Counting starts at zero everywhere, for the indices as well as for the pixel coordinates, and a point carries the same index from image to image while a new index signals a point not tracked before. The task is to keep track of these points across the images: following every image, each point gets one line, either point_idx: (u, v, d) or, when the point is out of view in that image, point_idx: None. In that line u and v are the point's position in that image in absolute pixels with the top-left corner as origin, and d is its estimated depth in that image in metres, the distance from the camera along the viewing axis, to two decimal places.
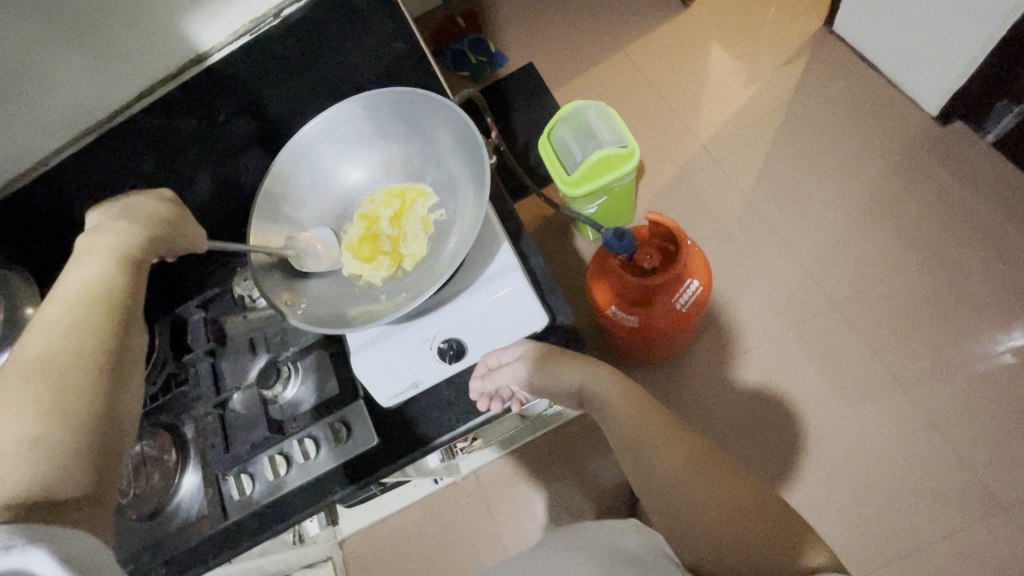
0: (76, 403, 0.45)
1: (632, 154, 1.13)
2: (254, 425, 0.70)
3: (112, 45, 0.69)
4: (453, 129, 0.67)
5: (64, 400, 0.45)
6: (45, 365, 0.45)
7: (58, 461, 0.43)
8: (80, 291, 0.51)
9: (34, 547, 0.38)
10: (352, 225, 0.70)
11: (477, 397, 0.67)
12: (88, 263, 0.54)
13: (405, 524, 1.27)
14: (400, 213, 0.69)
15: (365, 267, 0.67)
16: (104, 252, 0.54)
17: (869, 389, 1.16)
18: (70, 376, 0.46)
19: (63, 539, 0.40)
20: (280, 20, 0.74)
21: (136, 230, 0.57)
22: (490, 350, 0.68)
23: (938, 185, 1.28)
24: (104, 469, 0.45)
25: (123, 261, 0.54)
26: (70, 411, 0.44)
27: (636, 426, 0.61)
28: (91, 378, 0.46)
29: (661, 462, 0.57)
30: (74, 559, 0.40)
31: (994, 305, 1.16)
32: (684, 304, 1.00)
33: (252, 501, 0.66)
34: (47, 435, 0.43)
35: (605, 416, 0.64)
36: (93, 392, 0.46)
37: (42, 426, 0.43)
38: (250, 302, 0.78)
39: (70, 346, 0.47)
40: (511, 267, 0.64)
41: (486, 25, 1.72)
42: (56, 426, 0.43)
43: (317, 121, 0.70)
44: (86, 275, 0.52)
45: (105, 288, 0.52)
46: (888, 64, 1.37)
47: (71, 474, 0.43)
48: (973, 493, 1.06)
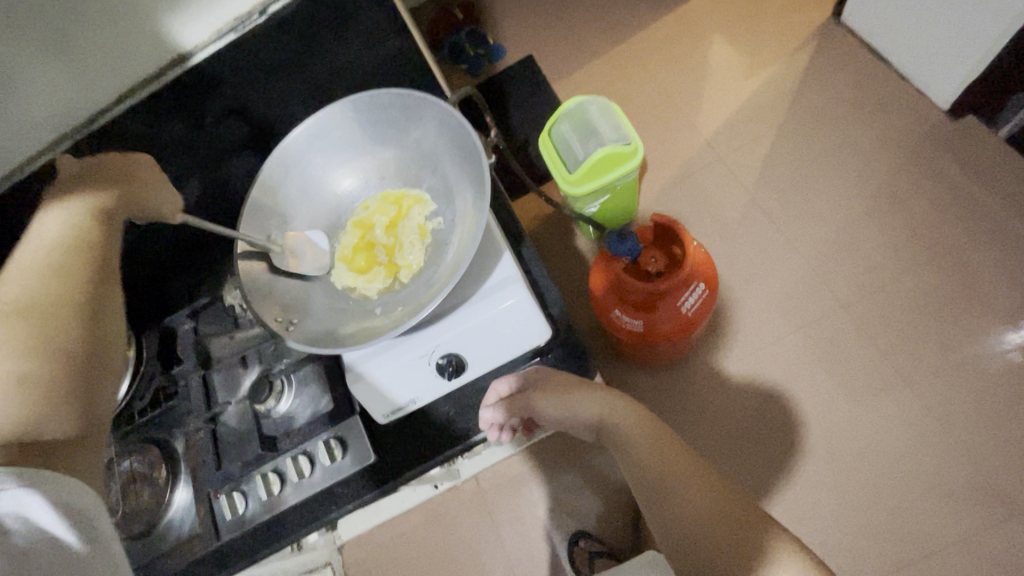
0: (57, 347, 0.47)
1: (635, 151, 1.09)
2: (247, 441, 0.68)
3: (88, 44, 0.65)
4: (451, 133, 0.64)
5: (44, 345, 0.47)
6: (25, 309, 0.47)
7: (40, 403, 0.45)
8: (56, 240, 0.52)
9: (26, 493, 0.41)
10: (347, 233, 0.68)
11: (487, 428, 0.65)
12: (62, 213, 0.54)
13: (405, 529, 1.26)
14: (396, 222, 0.67)
15: (362, 280, 0.65)
16: (75, 204, 0.55)
17: (877, 390, 1.14)
18: (46, 322, 0.48)
19: (54, 486, 0.42)
20: (266, 17, 0.70)
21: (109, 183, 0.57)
22: (501, 378, 0.65)
23: (948, 181, 1.25)
24: (87, 418, 0.48)
25: (95, 212, 0.55)
26: (51, 354, 0.47)
27: (651, 461, 0.60)
28: (69, 324, 0.49)
29: (676, 500, 0.57)
30: (65, 504, 0.43)
31: (1005, 304, 1.14)
32: (690, 308, 0.97)
33: (247, 520, 0.64)
34: (33, 376, 0.45)
35: (619, 446, 0.64)
36: (72, 337, 0.48)
37: (25, 366, 0.45)
38: (241, 312, 0.74)
39: (48, 293, 0.49)
40: (513, 278, 0.61)
41: (483, 17, 1.67)
42: (35, 367, 0.46)
43: (306, 125, 0.66)
44: (60, 225, 0.53)
45: (77, 238, 0.53)
46: (897, 56, 1.34)
47: (54, 419, 0.45)
48: (983, 496, 1.04)
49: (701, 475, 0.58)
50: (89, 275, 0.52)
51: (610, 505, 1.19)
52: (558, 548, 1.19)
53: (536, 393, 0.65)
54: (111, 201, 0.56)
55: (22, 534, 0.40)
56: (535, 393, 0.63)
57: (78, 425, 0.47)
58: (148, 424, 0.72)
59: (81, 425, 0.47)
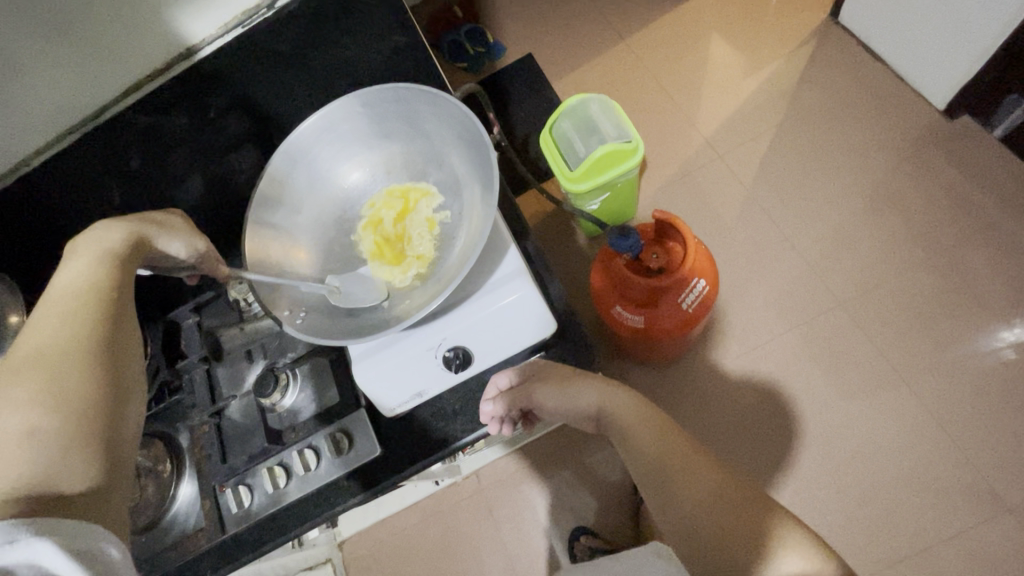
0: (74, 394, 0.44)
1: (636, 149, 1.10)
2: (252, 434, 0.68)
3: (98, 41, 0.67)
4: (458, 127, 0.64)
5: (61, 394, 0.44)
6: (38, 360, 0.45)
7: (58, 455, 0.41)
8: (71, 291, 0.51)
9: (40, 541, 0.36)
10: (360, 231, 0.68)
11: (487, 421, 0.65)
12: (73, 263, 0.53)
13: (405, 526, 1.26)
14: (407, 211, 0.67)
15: (384, 271, 0.64)
16: (85, 253, 0.53)
17: (874, 387, 1.15)
18: (61, 373, 0.44)
19: (70, 532, 0.38)
20: (273, 11, 0.72)
21: (120, 228, 0.56)
22: (500, 371, 0.65)
23: (944, 181, 1.26)
24: (110, 463, 0.44)
25: (108, 257, 0.54)
26: (67, 403, 0.43)
27: (653, 452, 0.60)
28: (86, 375, 0.46)
29: (682, 490, 0.56)
30: (84, 551, 0.38)
31: (1000, 302, 1.15)
32: (690, 304, 0.98)
33: (251, 514, 0.64)
34: (47, 429, 0.42)
35: (621, 437, 0.64)
36: (90, 387, 0.45)
37: (40, 422, 0.42)
38: (245, 306, 0.74)
39: (60, 342, 0.46)
40: (519, 272, 0.61)
41: (483, 15, 1.67)
42: (51, 418, 0.42)
43: (314, 118, 0.67)
44: (77, 276, 0.52)
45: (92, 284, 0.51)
46: (895, 56, 1.35)
47: (74, 467, 0.42)
48: (978, 492, 1.06)
49: (703, 463, 0.58)
50: (104, 316, 0.50)
51: (609, 501, 1.20)
52: (558, 544, 1.19)
53: (537, 384, 0.64)
54: (122, 246, 0.55)
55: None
56: (535, 387, 0.64)
57: (101, 471, 0.43)
58: (154, 418, 0.72)
59: (104, 472, 0.43)
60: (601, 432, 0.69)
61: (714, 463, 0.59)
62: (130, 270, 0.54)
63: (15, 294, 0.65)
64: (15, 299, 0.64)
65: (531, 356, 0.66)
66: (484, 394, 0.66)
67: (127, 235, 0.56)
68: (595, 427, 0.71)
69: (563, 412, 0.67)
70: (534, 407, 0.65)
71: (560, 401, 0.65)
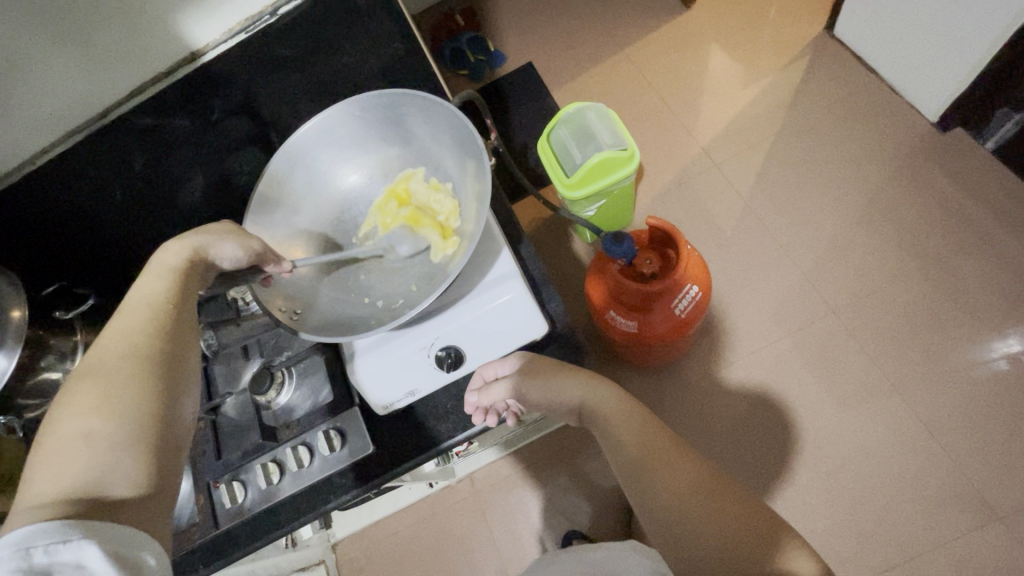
0: (128, 402, 0.45)
1: (632, 157, 1.12)
2: (246, 431, 0.68)
3: (104, 43, 0.69)
4: (453, 132, 0.66)
5: (116, 401, 0.45)
6: (101, 368, 0.47)
7: (111, 458, 0.43)
8: (139, 303, 0.53)
9: (87, 543, 0.37)
10: (374, 235, 0.69)
11: (473, 411, 0.66)
12: (143, 279, 0.55)
13: (399, 528, 1.26)
14: (405, 198, 0.70)
15: (435, 236, 0.66)
16: (153, 268, 0.55)
17: (867, 395, 1.16)
18: (118, 387, 0.46)
19: (115, 537, 0.39)
20: (276, 18, 0.73)
21: (186, 239, 0.58)
22: (485, 363, 0.67)
23: (937, 191, 1.28)
24: (162, 475, 0.45)
25: (176, 272, 0.55)
26: (121, 410, 0.45)
27: (638, 452, 0.61)
28: (139, 385, 0.47)
29: (662, 482, 0.58)
30: (123, 559, 0.39)
31: (992, 311, 1.16)
32: (683, 309, 0.99)
33: (244, 510, 0.65)
34: (103, 433, 0.43)
35: (606, 433, 0.64)
36: (147, 401, 0.46)
37: (96, 423, 0.43)
38: (243, 305, 0.75)
39: (122, 351, 0.48)
40: (511, 273, 0.63)
41: (484, 23, 1.70)
42: (108, 424, 0.44)
43: (313, 122, 0.68)
44: (147, 289, 0.54)
45: (160, 298, 0.53)
46: (888, 69, 1.37)
47: (123, 472, 0.42)
48: (969, 501, 1.06)
49: (690, 463, 0.59)
50: (166, 327, 0.52)
51: (603, 506, 1.20)
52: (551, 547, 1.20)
53: (525, 379, 0.63)
54: (183, 259, 0.56)
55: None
56: (520, 379, 0.63)
57: (152, 479, 0.44)
58: None
59: (155, 481, 0.44)
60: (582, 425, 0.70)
61: (698, 462, 0.59)
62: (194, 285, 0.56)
63: (16, 286, 0.65)
64: (19, 293, 0.64)
65: (527, 352, 0.67)
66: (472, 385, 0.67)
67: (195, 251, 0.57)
68: (579, 422, 0.72)
69: (548, 407, 0.67)
70: (519, 400, 0.65)
71: (546, 395, 0.64)
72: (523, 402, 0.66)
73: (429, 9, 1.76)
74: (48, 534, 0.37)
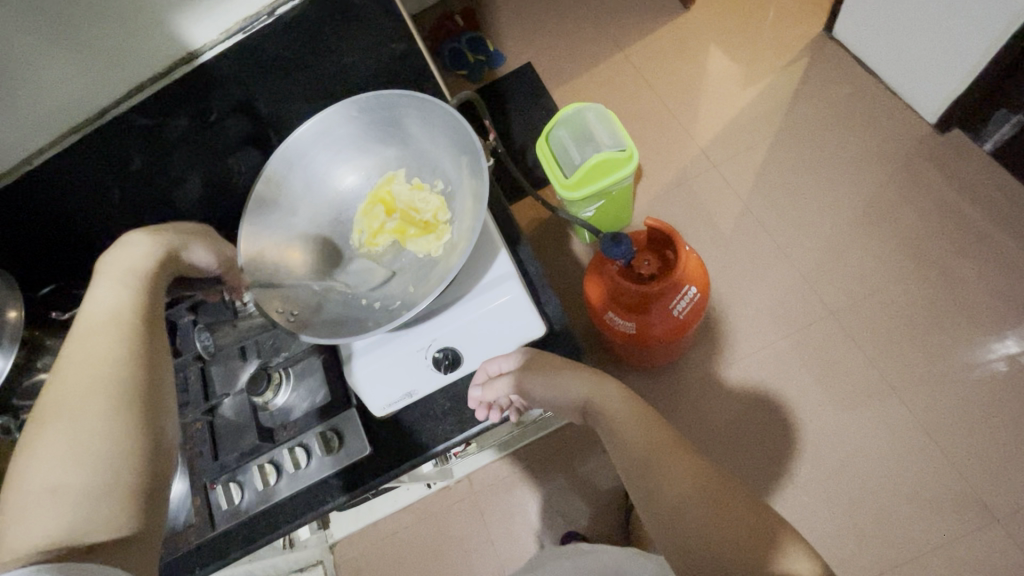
0: (99, 437, 0.44)
1: (631, 158, 1.12)
2: (243, 432, 0.68)
3: (102, 41, 0.68)
4: (450, 133, 0.66)
5: (87, 439, 0.44)
6: (66, 402, 0.45)
7: (87, 503, 0.42)
8: (96, 323, 0.50)
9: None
10: (365, 243, 0.69)
11: (476, 406, 0.66)
12: (99, 291, 0.52)
13: (397, 529, 1.26)
14: (390, 203, 0.69)
15: (431, 239, 0.66)
16: (110, 279, 0.53)
17: (865, 397, 1.16)
18: (90, 421, 0.44)
19: None
20: (274, 19, 0.75)
21: (145, 246, 0.56)
22: (490, 358, 0.66)
23: (935, 193, 1.28)
24: (145, 502, 0.45)
25: (133, 288, 0.53)
26: (93, 448, 0.44)
27: (638, 446, 0.61)
28: (111, 415, 0.45)
29: (664, 479, 0.57)
30: None
31: (990, 312, 1.16)
32: (681, 311, 0.99)
33: (241, 511, 0.65)
34: (74, 480, 0.42)
35: (607, 429, 0.65)
36: (119, 432, 0.45)
37: (68, 468, 0.43)
38: (240, 305, 0.74)
39: (86, 380, 0.46)
40: (509, 274, 0.63)
41: (483, 23, 1.70)
42: (77, 470, 0.43)
43: (311, 122, 0.68)
44: (105, 307, 0.51)
45: (119, 316, 0.51)
46: (887, 70, 1.37)
47: (102, 514, 0.42)
48: (967, 502, 1.06)
49: (689, 459, 0.59)
50: (129, 344, 0.49)
51: (601, 506, 1.20)
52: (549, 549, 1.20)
53: (529, 373, 0.63)
54: (144, 269, 0.54)
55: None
56: (523, 374, 0.63)
57: (132, 514, 0.44)
58: None
59: (136, 517, 0.44)
60: (585, 421, 0.69)
61: (697, 458, 0.59)
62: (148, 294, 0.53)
63: (13, 287, 0.65)
64: (14, 295, 0.63)
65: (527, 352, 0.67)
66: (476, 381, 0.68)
67: (147, 262, 0.55)
68: (581, 419, 0.71)
69: (551, 404, 0.67)
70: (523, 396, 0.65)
71: (549, 391, 0.64)
72: (526, 399, 0.65)
73: (428, 9, 1.76)
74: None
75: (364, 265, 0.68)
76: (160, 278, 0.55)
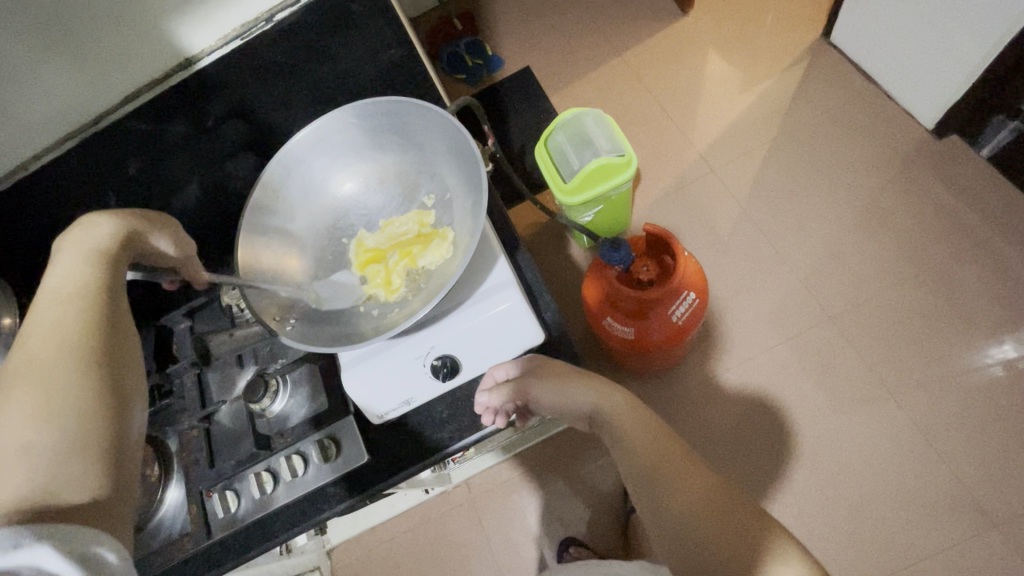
0: (71, 401, 0.43)
1: (630, 162, 1.12)
2: (240, 439, 0.68)
3: (100, 48, 0.69)
4: (449, 140, 0.66)
5: (59, 403, 0.42)
6: (32, 372, 0.43)
7: (60, 463, 0.40)
8: (59, 296, 0.49)
9: (43, 549, 0.35)
10: (374, 296, 0.65)
11: (481, 411, 0.65)
12: (60, 265, 0.51)
13: (395, 534, 1.26)
14: (381, 253, 0.67)
15: (430, 254, 0.65)
16: (74, 250, 0.52)
17: (864, 401, 1.16)
18: (60, 387, 0.43)
19: (73, 537, 0.37)
20: (271, 24, 0.74)
21: (108, 224, 0.55)
22: (496, 364, 0.66)
23: (933, 198, 1.28)
24: (118, 469, 0.43)
25: (97, 259, 0.52)
26: (65, 412, 0.42)
27: (645, 455, 0.61)
28: (81, 383, 0.44)
29: (676, 491, 0.57)
30: (82, 556, 0.37)
31: (987, 317, 1.17)
32: (681, 316, 0.99)
33: (237, 520, 0.65)
34: (46, 440, 0.40)
35: (615, 436, 0.65)
36: (89, 398, 0.44)
37: (39, 428, 0.41)
38: (238, 312, 0.75)
39: (50, 350, 0.45)
40: (507, 282, 0.63)
41: (482, 27, 1.70)
42: (52, 429, 0.41)
43: (309, 129, 0.68)
44: (65, 279, 0.50)
45: (82, 286, 0.50)
46: (884, 76, 1.38)
47: (76, 474, 0.40)
48: (965, 507, 1.06)
49: (694, 472, 0.58)
50: (95, 316, 0.48)
51: (599, 511, 1.20)
52: (546, 554, 1.19)
53: (535, 379, 0.63)
54: (112, 242, 0.54)
55: None
56: (531, 380, 0.63)
57: (105, 478, 0.42)
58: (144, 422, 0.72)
59: (109, 479, 0.42)
60: (594, 430, 0.70)
61: (702, 473, 0.58)
62: (117, 267, 0.53)
63: (6, 296, 0.64)
64: (7, 303, 0.64)
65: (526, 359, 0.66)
66: (482, 386, 0.66)
67: (115, 236, 0.55)
68: (588, 427, 0.71)
69: (560, 411, 0.67)
70: (530, 402, 0.64)
71: (557, 398, 0.65)
72: (534, 404, 0.65)
73: (427, 12, 1.76)
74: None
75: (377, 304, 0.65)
76: (126, 254, 0.55)
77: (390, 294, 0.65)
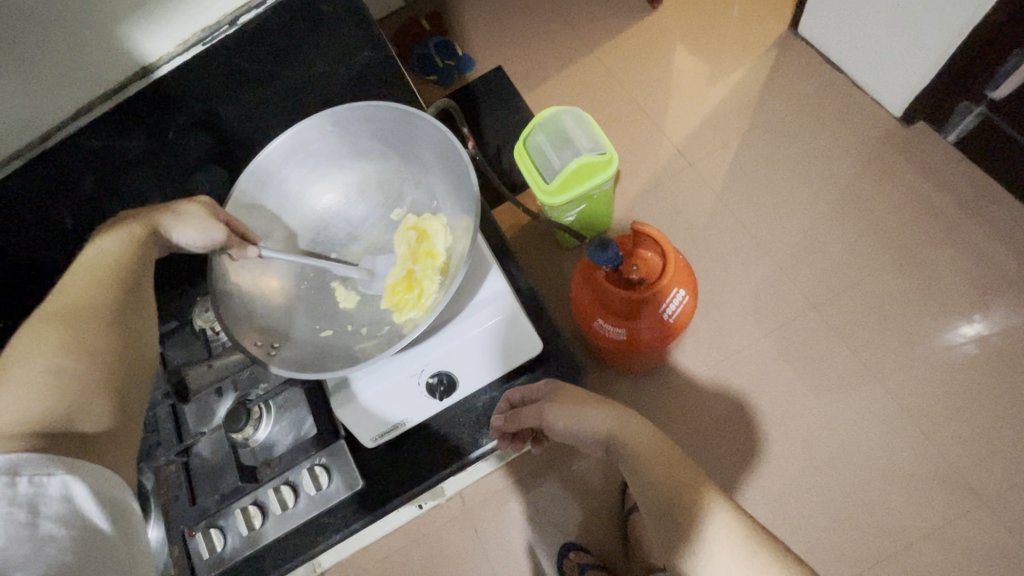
0: (94, 349, 0.49)
1: (611, 161, 1.09)
2: (223, 472, 0.63)
3: (54, 55, 0.68)
4: (434, 145, 0.63)
5: (83, 347, 0.49)
6: (63, 318, 0.50)
7: (76, 397, 0.47)
8: (97, 261, 0.55)
9: (71, 478, 0.42)
10: (418, 304, 0.60)
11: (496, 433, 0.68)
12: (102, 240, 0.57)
13: (388, 553, 1.21)
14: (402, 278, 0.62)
15: (438, 235, 0.62)
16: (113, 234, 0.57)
17: (850, 388, 1.17)
18: (86, 334, 0.50)
19: (91, 476, 0.44)
20: (235, 28, 0.79)
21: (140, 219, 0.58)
22: (513, 389, 0.68)
23: (905, 184, 1.31)
24: (122, 413, 0.50)
25: (132, 239, 0.57)
26: (86, 356, 0.49)
27: (665, 486, 0.55)
28: (103, 334, 0.51)
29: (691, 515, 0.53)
30: (104, 497, 0.44)
31: (963, 298, 1.20)
32: (671, 315, 0.98)
33: (224, 557, 0.62)
34: (70, 373, 0.47)
35: (631, 465, 0.58)
36: (105, 346, 0.50)
37: (62, 361, 0.47)
38: (212, 337, 0.70)
39: (83, 301, 0.52)
40: (501, 293, 0.61)
41: (451, 27, 1.67)
42: (71, 364, 0.48)
43: (282, 138, 0.64)
44: (105, 251, 0.56)
45: (115, 256, 0.56)
46: (852, 66, 1.40)
47: (90, 409, 0.47)
48: (953, 486, 1.08)
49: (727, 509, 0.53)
50: (118, 287, 0.54)
51: (597, 514, 1.19)
52: (545, 562, 1.17)
53: (552, 406, 0.64)
54: (139, 228, 0.57)
55: (56, 522, 0.40)
56: (547, 405, 0.64)
57: (114, 418, 0.49)
58: None
59: (116, 420, 0.49)
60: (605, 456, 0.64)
61: (731, 504, 0.54)
62: (138, 248, 0.57)
63: None
64: None
65: (549, 382, 0.67)
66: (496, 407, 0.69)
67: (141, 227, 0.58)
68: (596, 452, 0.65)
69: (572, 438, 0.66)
70: (546, 425, 0.65)
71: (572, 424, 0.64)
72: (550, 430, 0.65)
73: (394, 13, 1.71)
74: (33, 465, 0.41)
75: (382, 320, 0.62)
76: (149, 245, 0.58)
77: (425, 298, 0.60)
